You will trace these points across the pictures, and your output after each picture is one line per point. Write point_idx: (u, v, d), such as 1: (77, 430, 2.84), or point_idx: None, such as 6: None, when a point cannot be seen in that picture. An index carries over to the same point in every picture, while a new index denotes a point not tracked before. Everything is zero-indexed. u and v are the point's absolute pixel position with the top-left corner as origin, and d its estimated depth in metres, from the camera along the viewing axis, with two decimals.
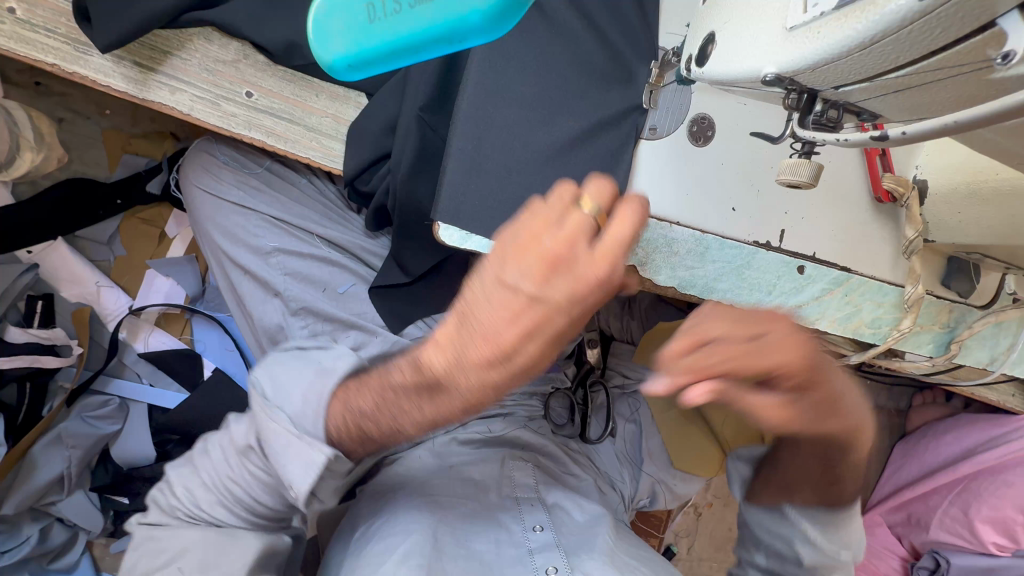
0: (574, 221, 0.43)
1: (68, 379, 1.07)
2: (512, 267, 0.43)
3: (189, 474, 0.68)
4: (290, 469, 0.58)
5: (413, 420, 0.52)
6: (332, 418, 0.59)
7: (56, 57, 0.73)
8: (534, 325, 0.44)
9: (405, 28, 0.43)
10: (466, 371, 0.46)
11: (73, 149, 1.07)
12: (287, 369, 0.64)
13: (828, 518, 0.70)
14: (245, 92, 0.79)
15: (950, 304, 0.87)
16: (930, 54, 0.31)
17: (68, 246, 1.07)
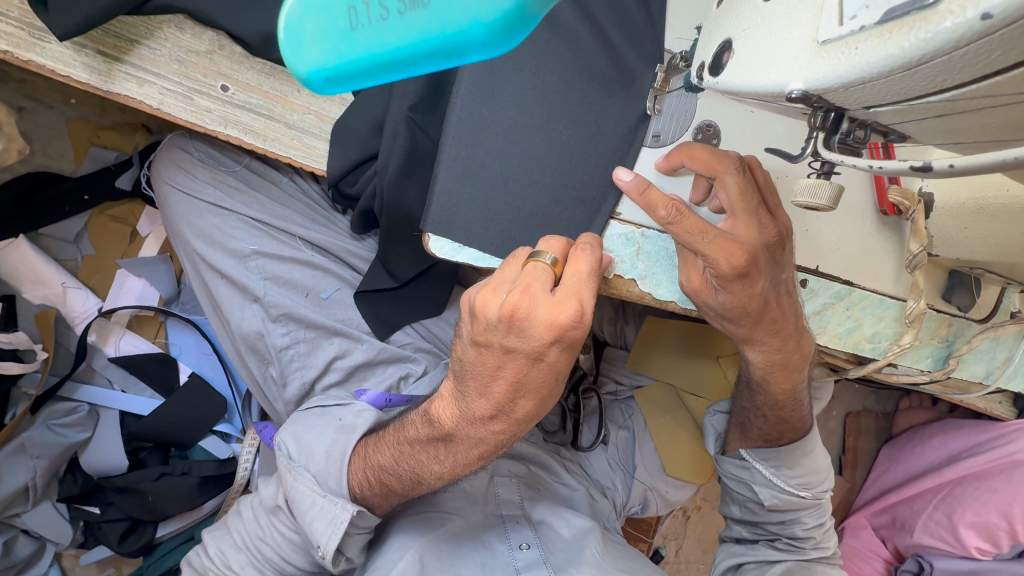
0: (528, 270, 0.51)
1: (32, 385, 1.01)
2: (482, 327, 0.51)
3: (223, 536, 0.77)
4: (316, 527, 0.67)
5: (429, 467, 0.64)
6: (353, 475, 0.70)
7: (10, 44, 0.67)
8: (516, 374, 0.52)
9: (394, 39, 0.29)
10: (465, 427, 0.59)
11: (35, 141, 1.00)
12: (306, 428, 0.75)
13: (779, 456, 0.82)
14: (220, 86, 0.74)
15: (950, 318, 0.86)
16: (981, 78, 0.28)
17: (31, 244, 1.00)
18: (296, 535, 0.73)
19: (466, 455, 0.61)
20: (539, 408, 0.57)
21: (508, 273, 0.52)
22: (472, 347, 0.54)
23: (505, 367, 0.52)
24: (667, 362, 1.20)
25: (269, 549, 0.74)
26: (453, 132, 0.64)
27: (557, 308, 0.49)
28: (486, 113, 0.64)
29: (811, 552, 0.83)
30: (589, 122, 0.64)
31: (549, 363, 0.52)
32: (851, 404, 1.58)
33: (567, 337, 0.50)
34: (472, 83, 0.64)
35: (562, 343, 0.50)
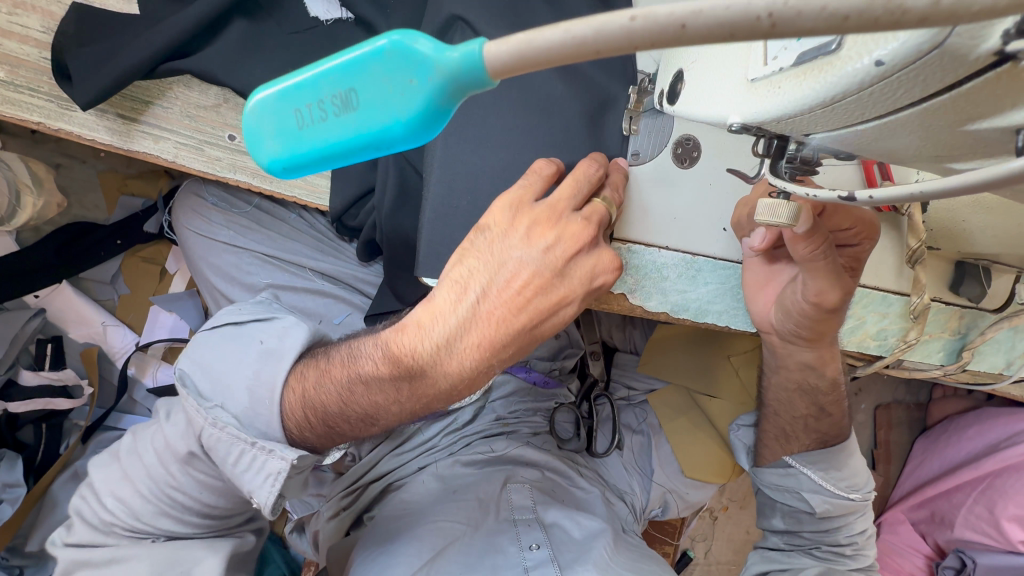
0: (591, 205, 0.60)
1: (82, 417, 1.09)
2: (535, 244, 0.58)
3: (121, 484, 0.75)
4: (250, 478, 0.68)
5: (390, 406, 0.66)
6: (292, 415, 0.69)
7: (42, 116, 0.74)
8: (548, 297, 0.59)
9: (331, 134, 0.28)
10: (448, 358, 0.59)
11: (71, 193, 1.08)
12: (224, 360, 0.73)
13: (824, 459, 0.82)
14: (228, 136, 0.80)
15: (961, 310, 0.84)
16: (899, 110, 0.29)
17: (72, 288, 1.10)
18: (215, 480, 0.73)
19: (425, 399, 0.64)
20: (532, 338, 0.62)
21: (569, 202, 0.59)
22: (511, 258, 0.57)
23: (542, 291, 0.58)
24: (678, 366, 1.21)
25: (181, 495, 0.74)
26: (438, 170, 0.67)
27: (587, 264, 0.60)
28: (469, 147, 0.66)
29: (850, 561, 0.84)
30: (566, 147, 0.66)
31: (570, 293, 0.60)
32: (881, 397, 1.53)
33: (592, 283, 0.60)
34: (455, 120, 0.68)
35: (582, 292, 0.61)
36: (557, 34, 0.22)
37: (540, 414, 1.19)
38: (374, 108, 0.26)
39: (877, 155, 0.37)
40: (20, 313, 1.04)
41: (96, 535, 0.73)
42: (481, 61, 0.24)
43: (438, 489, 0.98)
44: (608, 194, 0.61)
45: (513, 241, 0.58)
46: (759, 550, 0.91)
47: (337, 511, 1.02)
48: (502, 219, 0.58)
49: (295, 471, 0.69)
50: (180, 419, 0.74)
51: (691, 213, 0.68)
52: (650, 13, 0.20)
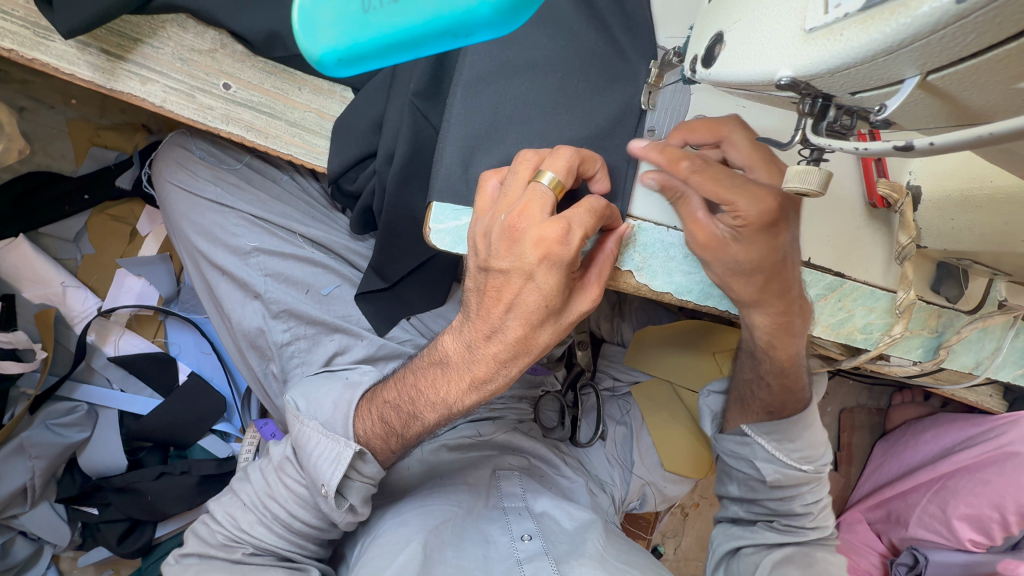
0: (530, 190, 0.54)
1: (31, 385, 1.01)
2: (485, 252, 0.56)
3: (231, 501, 0.75)
4: (319, 466, 0.68)
5: (428, 399, 0.65)
6: (359, 421, 0.71)
7: (14, 43, 0.67)
8: (510, 296, 0.55)
9: (406, 20, 0.32)
10: (470, 356, 0.61)
11: (36, 140, 1.00)
12: (316, 388, 0.77)
13: (777, 430, 0.82)
14: (222, 84, 0.75)
15: (938, 310, 0.88)
16: (958, 60, 0.30)
17: (30, 244, 1.01)
18: (302, 487, 0.71)
19: (460, 384, 0.63)
20: (527, 338, 0.58)
21: (513, 192, 0.55)
22: (480, 271, 0.57)
23: (507, 287, 0.55)
24: (663, 358, 1.22)
25: (277, 506, 0.72)
26: (452, 134, 0.65)
27: (547, 228, 0.52)
28: (485, 108, 0.65)
29: (810, 532, 0.84)
30: (586, 117, 0.65)
31: (539, 283, 0.54)
32: (846, 401, 1.60)
33: (552, 253, 0.52)
34: (471, 78, 0.65)
35: (546, 262, 0.53)
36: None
37: (525, 401, 1.19)
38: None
39: (913, 124, 0.38)
40: None
41: (207, 549, 0.71)
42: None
43: (421, 473, 0.96)
44: (555, 171, 0.54)
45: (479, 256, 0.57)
46: (722, 528, 0.92)
47: None
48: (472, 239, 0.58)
49: (357, 474, 0.69)
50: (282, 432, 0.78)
51: None
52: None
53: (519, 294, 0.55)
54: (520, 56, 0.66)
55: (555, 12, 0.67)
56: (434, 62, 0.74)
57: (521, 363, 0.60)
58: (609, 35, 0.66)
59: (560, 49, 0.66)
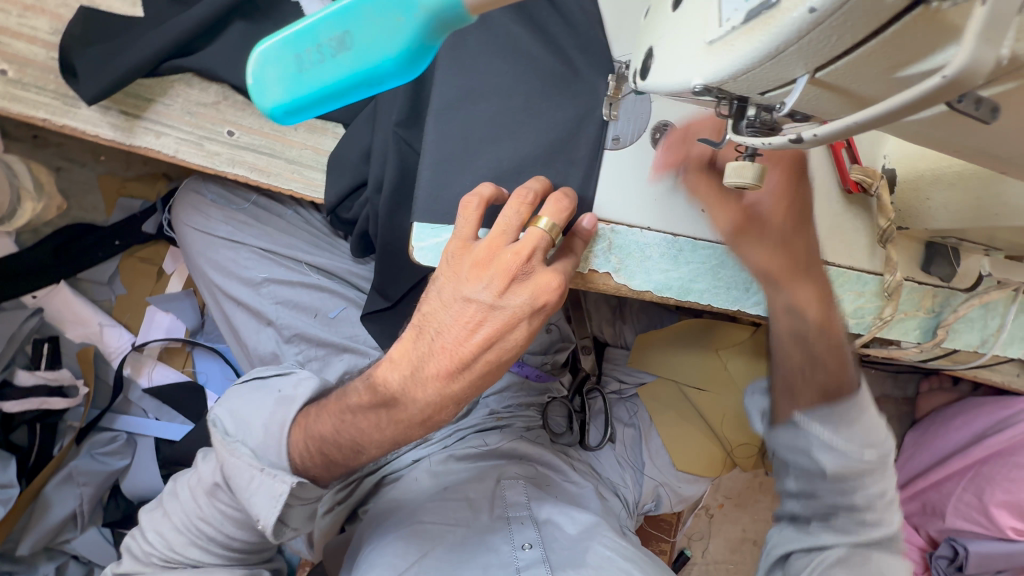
0: (528, 234, 0.63)
1: (76, 418, 1.11)
2: (474, 284, 0.63)
3: (163, 520, 0.83)
4: (256, 500, 0.74)
5: (365, 433, 0.71)
6: (295, 447, 0.76)
7: (47, 113, 0.77)
8: (489, 329, 0.63)
9: (331, 76, 0.31)
10: (415, 386, 0.66)
11: (72, 196, 1.11)
12: (246, 406, 0.82)
13: None
14: (226, 131, 0.83)
15: (933, 289, 0.88)
16: (834, 58, 0.33)
17: (70, 288, 1.11)
18: (234, 510, 0.79)
19: (401, 423, 0.69)
20: (487, 375, 0.66)
21: (511, 227, 0.63)
22: (459, 298, 0.63)
23: (491, 320, 0.63)
24: (667, 359, 1.23)
25: (209, 527, 0.80)
26: (427, 160, 0.71)
27: (547, 279, 0.63)
28: (457, 135, 0.71)
29: None
30: (550, 136, 0.71)
31: (524, 327, 0.64)
32: None
33: (545, 299, 0.63)
34: (443, 108, 0.71)
35: (539, 306, 0.63)
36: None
37: (533, 408, 1.21)
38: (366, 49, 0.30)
39: (826, 115, 0.40)
40: (20, 312, 1.05)
41: (139, 565, 0.81)
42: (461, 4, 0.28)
43: (430, 485, 1.00)
44: (551, 217, 0.64)
45: (462, 283, 0.63)
46: None
47: (332, 506, 1.04)
48: (449, 265, 0.64)
49: (297, 500, 0.75)
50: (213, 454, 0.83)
51: (669, 197, 0.73)
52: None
53: (493, 328, 0.63)
54: (485, 84, 0.71)
55: (517, 39, 0.72)
56: (413, 93, 0.79)
57: (467, 396, 0.68)
58: (568, 57, 0.72)
59: (521, 75, 0.71)
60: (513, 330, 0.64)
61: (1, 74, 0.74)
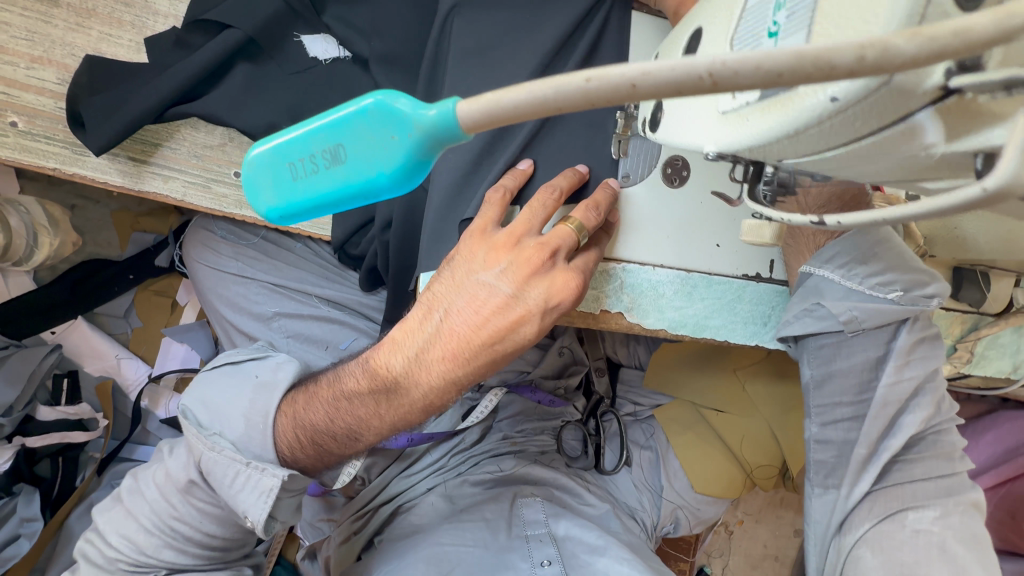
0: (555, 229, 0.62)
1: (97, 450, 1.13)
2: (493, 272, 0.62)
3: (126, 523, 0.79)
4: (244, 497, 0.73)
5: (363, 419, 0.71)
6: (281, 435, 0.76)
7: (57, 162, 0.77)
8: (500, 320, 0.62)
9: (325, 188, 0.28)
10: (417, 371, 0.66)
11: (86, 232, 1.12)
12: (220, 395, 0.80)
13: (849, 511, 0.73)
14: (234, 173, 0.83)
15: (962, 315, 0.85)
16: (857, 139, 0.31)
17: (88, 324, 1.14)
18: (213, 507, 0.78)
19: (400, 408, 0.69)
20: (485, 369, 0.66)
21: (537, 221, 0.62)
22: (473, 280, 0.62)
23: (504, 311, 0.62)
24: (685, 381, 1.20)
25: (184, 527, 0.78)
26: (433, 203, 0.71)
27: (566, 279, 0.62)
28: (464, 177, 0.70)
29: None
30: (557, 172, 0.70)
31: (536, 325, 0.64)
32: None
33: (563, 297, 0.63)
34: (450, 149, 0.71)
35: (555, 303, 0.63)
36: (520, 95, 0.22)
37: (547, 432, 1.20)
38: (360, 162, 0.26)
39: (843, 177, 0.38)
40: (39, 349, 1.06)
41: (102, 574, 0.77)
42: (455, 120, 0.24)
43: (445, 509, 1.01)
44: (581, 218, 0.63)
45: (477, 265, 0.63)
46: None
47: (347, 536, 1.04)
48: (465, 245, 0.63)
49: (285, 493, 0.75)
50: (182, 452, 0.80)
51: (682, 231, 0.72)
52: (605, 75, 0.21)
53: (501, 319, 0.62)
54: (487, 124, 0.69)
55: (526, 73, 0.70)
56: None
57: (460, 389, 0.68)
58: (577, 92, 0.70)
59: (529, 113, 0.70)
60: (522, 325, 0.63)
61: (11, 125, 0.75)
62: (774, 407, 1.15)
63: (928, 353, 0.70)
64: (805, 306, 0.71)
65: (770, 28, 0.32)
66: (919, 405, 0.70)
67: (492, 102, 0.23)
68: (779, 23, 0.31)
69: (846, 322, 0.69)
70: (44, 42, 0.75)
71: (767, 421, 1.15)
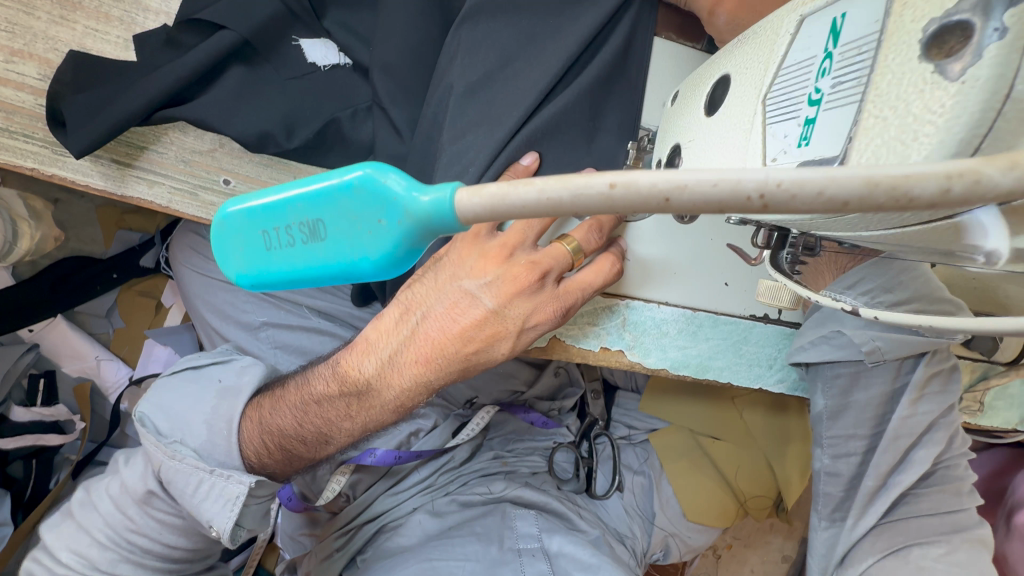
0: (548, 249, 0.58)
1: (73, 451, 1.09)
2: (477, 282, 0.58)
3: (79, 537, 0.74)
4: (208, 507, 0.69)
5: (333, 420, 0.69)
6: (247, 440, 0.73)
7: (35, 162, 0.73)
8: (478, 332, 0.59)
9: (302, 262, 0.24)
10: (388, 374, 0.63)
11: (70, 227, 1.08)
12: (181, 401, 0.75)
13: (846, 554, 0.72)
14: (223, 180, 0.78)
15: (972, 363, 0.82)
16: (901, 226, 0.30)
17: (67, 322, 1.08)
18: (174, 517, 0.75)
19: (370, 411, 0.67)
20: (457, 379, 0.65)
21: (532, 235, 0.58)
22: (455, 287, 0.58)
23: (483, 324, 0.59)
24: (680, 407, 1.19)
25: (143, 540, 0.74)
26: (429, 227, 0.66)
27: (551, 301, 0.59)
28: None
29: None
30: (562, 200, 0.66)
31: (514, 343, 0.61)
32: None
33: (546, 317, 0.60)
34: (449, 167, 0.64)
35: (537, 322, 0.60)
36: (530, 194, 0.21)
37: (539, 453, 1.17)
38: (342, 243, 0.24)
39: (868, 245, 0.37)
40: (16, 347, 1.03)
41: None
42: (452, 211, 0.23)
43: (433, 527, 0.99)
44: (579, 239, 0.59)
45: (463, 271, 0.59)
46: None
47: (329, 553, 1.01)
48: (454, 249, 0.58)
49: (253, 499, 0.72)
50: (138, 461, 0.76)
51: (690, 268, 0.68)
52: (629, 182, 0.20)
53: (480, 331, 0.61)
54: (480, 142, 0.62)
55: None
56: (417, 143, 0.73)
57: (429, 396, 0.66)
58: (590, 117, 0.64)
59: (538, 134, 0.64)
60: (501, 340, 0.60)
61: None
62: (769, 438, 1.13)
63: (942, 388, 0.70)
64: (822, 333, 0.69)
65: (811, 94, 0.29)
66: (932, 440, 0.70)
67: (494, 197, 0.21)
68: (823, 90, 0.29)
69: (868, 351, 0.68)
70: (25, 34, 0.71)
71: (764, 452, 1.14)
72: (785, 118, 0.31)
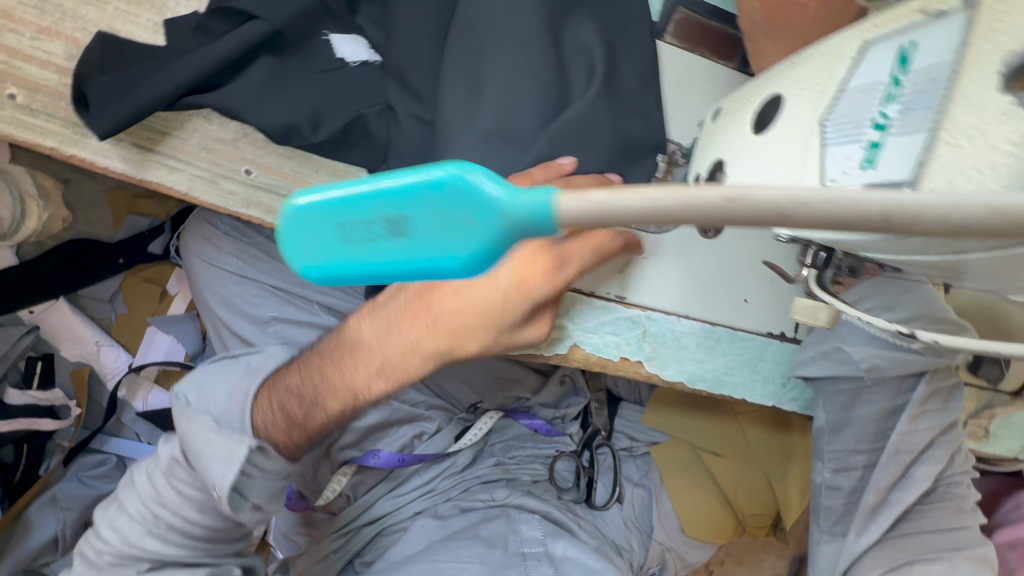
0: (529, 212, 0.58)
1: (66, 438, 1.07)
2: None
3: (114, 514, 0.73)
4: (211, 464, 0.67)
5: (333, 380, 0.69)
6: (258, 413, 0.71)
7: (55, 141, 0.72)
8: (463, 293, 0.60)
9: (378, 257, 0.24)
10: (387, 336, 0.66)
11: (78, 209, 1.06)
12: (209, 377, 0.75)
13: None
14: (245, 171, 0.78)
15: (978, 390, 0.84)
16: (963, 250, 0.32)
17: (69, 305, 1.06)
18: (195, 489, 0.71)
19: (371, 369, 0.67)
20: (451, 346, 0.63)
21: None
22: None
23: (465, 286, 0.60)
24: (683, 421, 1.19)
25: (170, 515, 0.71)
26: None
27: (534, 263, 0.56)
28: None
29: None
30: None
31: (500, 307, 0.59)
32: None
33: (529, 283, 0.57)
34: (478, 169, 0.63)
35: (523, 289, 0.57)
36: (638, 200, 0.21)
37: (540, 461, 1.16)
38: (424, 240, 0.23)
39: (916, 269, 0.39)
40: (14, 329, 1.01)
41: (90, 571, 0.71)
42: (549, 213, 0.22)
43: (437, 530, 0.98)
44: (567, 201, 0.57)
45: None
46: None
47: (327, 553, 1.00)
48: None
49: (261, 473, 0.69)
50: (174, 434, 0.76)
51: (712, 284, 0.69)
52: (750, 196, 0.20)
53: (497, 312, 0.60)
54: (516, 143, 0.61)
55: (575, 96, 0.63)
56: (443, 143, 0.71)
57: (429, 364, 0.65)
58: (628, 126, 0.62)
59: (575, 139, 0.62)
60: (522, 319, 0.60)
61: (10, 98, 0.70)
62: (772, 456, 1.14)
63: (943, 405, 0.68)
64: (823, 348, 0.69)
65: (877, 118, 0.32)
66: (933, 458, 0.69)
67: (603, 204, 0.21)
68: (889, 116, 0.32)
69: (868, 367, 0.67)
70: (54, 12, 0.70)
71: (765, 470, 1.14)
72: (847, 140, 0.33)
